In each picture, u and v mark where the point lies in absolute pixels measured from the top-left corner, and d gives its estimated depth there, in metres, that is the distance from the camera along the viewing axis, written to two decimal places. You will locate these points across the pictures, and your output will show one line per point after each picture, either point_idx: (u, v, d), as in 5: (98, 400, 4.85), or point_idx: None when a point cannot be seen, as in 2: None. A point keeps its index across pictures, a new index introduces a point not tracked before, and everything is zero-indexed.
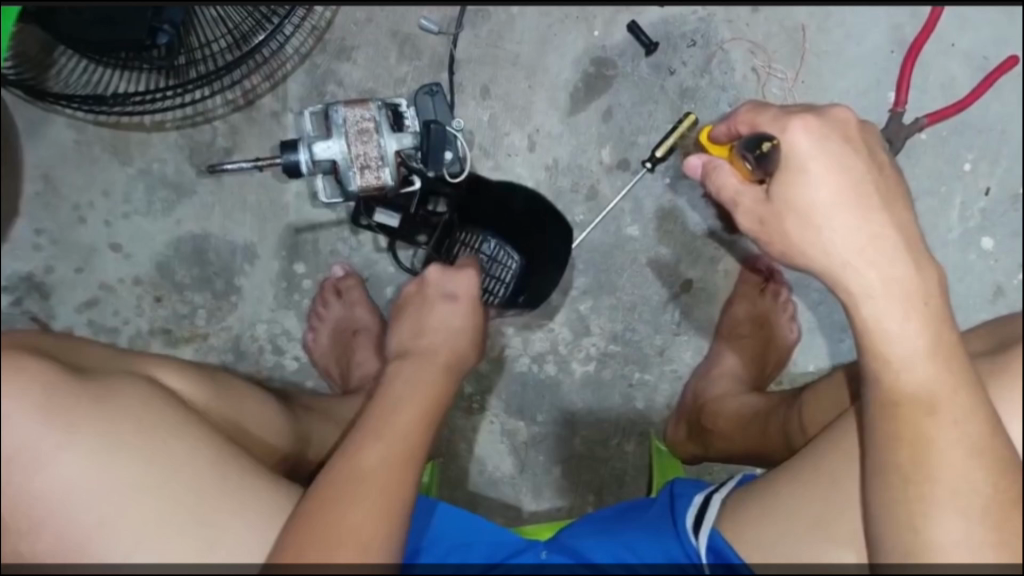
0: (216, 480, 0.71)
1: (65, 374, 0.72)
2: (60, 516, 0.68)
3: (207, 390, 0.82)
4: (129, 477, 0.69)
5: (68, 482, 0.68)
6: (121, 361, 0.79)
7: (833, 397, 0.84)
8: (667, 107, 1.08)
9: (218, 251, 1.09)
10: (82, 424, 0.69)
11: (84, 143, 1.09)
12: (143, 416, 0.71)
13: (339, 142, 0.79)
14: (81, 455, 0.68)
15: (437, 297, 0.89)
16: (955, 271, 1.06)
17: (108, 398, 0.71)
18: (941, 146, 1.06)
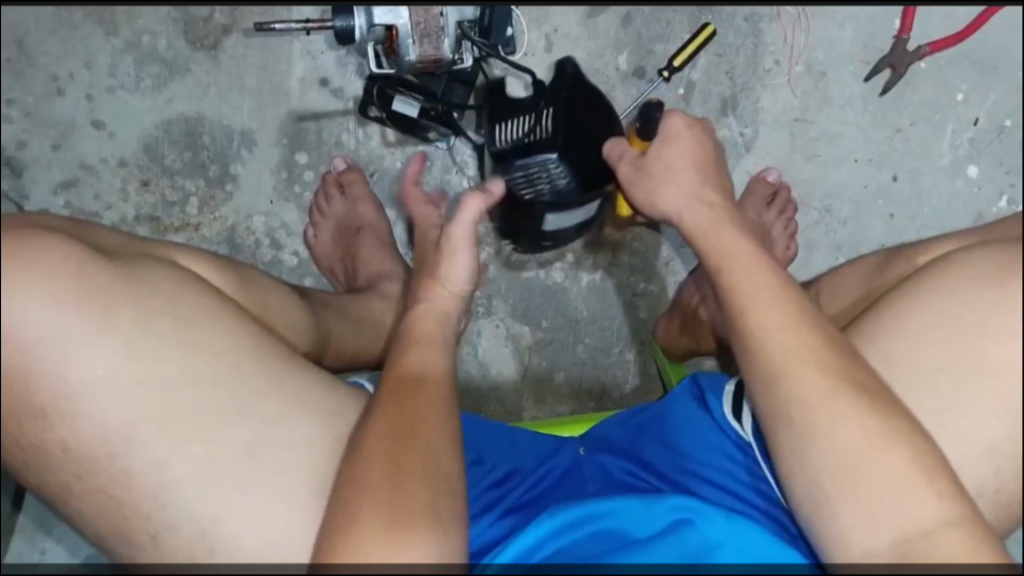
0: (257, 373, 0.70)
1: (92, 256, 0.69)
2: (94, 409, 0.65)
3: (230, 278, 0.80)
4: (172, 366, 0.67)
5: (102, 371, 0.65)
6: (134, 245, 0.76)
7: None
8: (686, 17, 1.07)
9: (213, 135, 1.02)
10: (117, 311, 0.66)
11: (66, 8, 1.00)
12: (174, 306, 0.69)
13: (400, 7, 0.80)
14: (118, 345, 0.66)
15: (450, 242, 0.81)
16: (942, 197, 1.11)
17: (140, 283, 0.69)
18: (939, 75, 1.10)
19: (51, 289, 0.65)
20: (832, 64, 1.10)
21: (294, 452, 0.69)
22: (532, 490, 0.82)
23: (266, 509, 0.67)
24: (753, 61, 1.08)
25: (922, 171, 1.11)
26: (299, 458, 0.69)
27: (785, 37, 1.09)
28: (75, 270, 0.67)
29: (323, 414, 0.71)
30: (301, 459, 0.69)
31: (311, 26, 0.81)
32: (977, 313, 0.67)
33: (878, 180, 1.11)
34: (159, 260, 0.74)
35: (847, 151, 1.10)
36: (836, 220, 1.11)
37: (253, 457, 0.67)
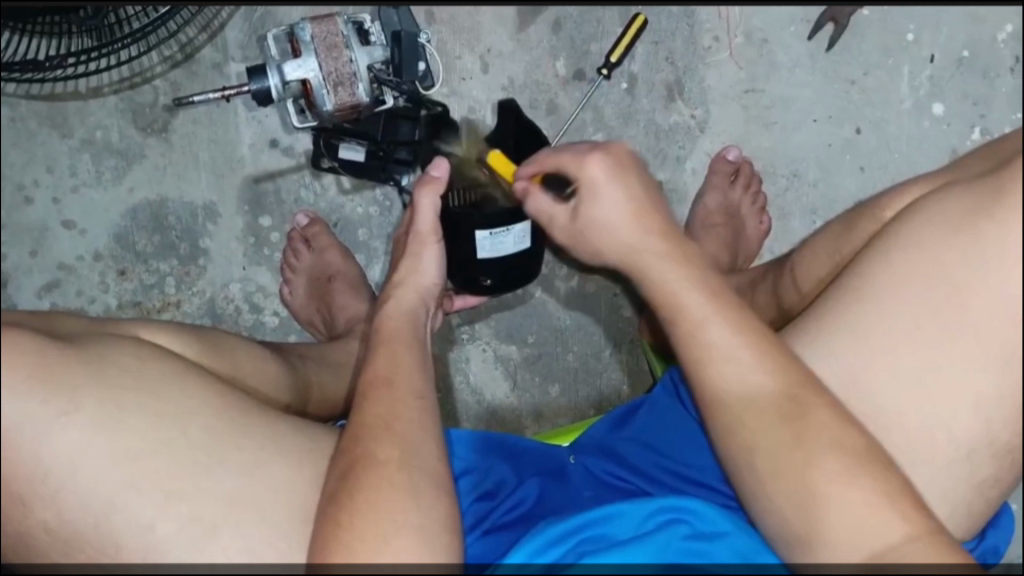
0: (231, 423, 0.72)
1: (55, 344, 0.70)
2: (77, 486, 0.67)
3: (198, 345, 0.80)
4: (144, 434, 0.69)
5: (76, 446, 0.67)
6: (101, 326, 0.77)
7: (827, 248, 0.86)
8: (616, 10, 1.06)
9: (178, 214, 1.05)
10: (85, 390, 0.68)
11: (19, 119, 1.04)
12: (141, 371, 0.71)
13: (309, 61, 0.82)
14: (86, 424, 0.67)
15: (417, 239, 0.85)
16: (911, 142, 1.08)
17: (101, 362, 0.70)
18: (885, 19, 1.07)
19: (13, 378, 0.67)
20: (772, 29, 1.08)
21: (284, 491, 0.72)
22: (523, 505, 0.82)
23: (266, 553, 0.70)
24: (691, 41, 1.07)
25: (886, 118, 1.08)
26: (286, 501, 0.71)
27: (720, 11, 1.07)
28: (37, 358, 0.68)
29: (306, 451, 0.75)
30: (286, 496, 0.72)
31: (228, 92, 0.83)
32: (946, 264, 0.67)
33: (841, 137, 1.08)
34: (122, 337, 0.75)
35: (804, 113, 1.08)
36: (805, 184, 1.09)
37: (242, 502, 0.70)
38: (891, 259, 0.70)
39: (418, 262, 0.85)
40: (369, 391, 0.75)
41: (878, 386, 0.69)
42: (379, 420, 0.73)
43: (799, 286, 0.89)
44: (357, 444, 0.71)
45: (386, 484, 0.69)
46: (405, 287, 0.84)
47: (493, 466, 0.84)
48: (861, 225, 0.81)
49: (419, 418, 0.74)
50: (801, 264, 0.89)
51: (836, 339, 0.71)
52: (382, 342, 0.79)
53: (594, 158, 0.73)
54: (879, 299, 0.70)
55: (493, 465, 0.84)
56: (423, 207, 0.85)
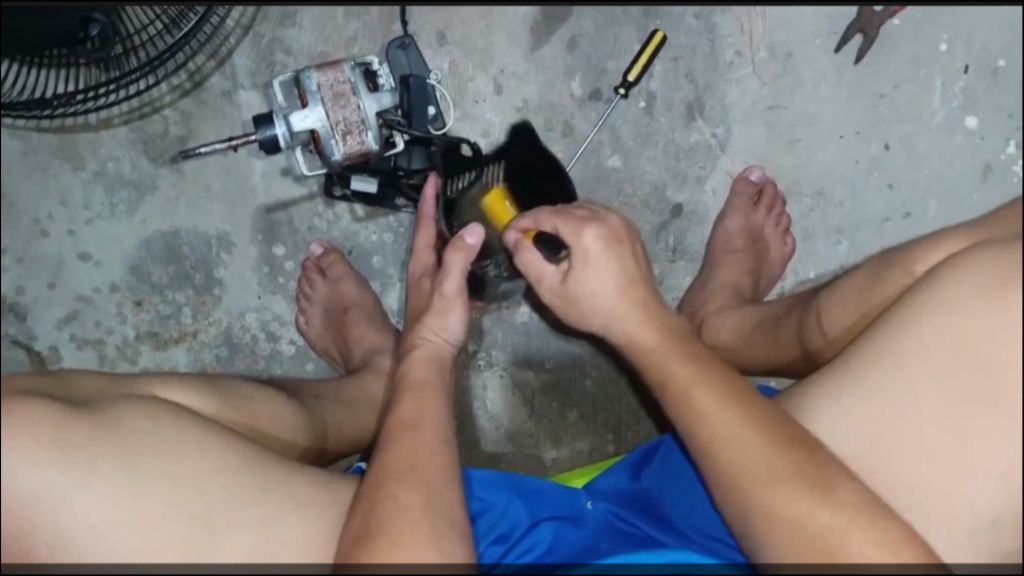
0: (246, 477, 0.73)
1: (68, 411, 0.71)
2: (95, 553, 0.68)
3: (215, 399, 0.82)
4: (164, 497, 0.70)
5: (93, 515, 0.68)
6: (115, 386, 0.79)
7: (851, 297, 0.84)
8: (633, 27, 1.03)
9: (191, 245, 1.05)
10: (99, 455, 0.69)
11: (32, 152, 1.04)
12: (155, 439, 0.72)
13: (316, 110, 0.81)
14: (105, 491, 0.68)
15: (452, 299, 0.84)
16: (943, 157, 1.04)
17: (115, 425, 0.71)
18: (916, 29, 1.02)
19: (33, 447, 0.68)
20: (796, 42, 1.03)
21: (298, 546, 0.72)
22: (535, 547, 0.82)
23: None
24: (712, 57, 1.04)
25: (917, 133, 1.04)
26: (301, 553, 0.72)
27: (741, 25, 1.03)
28: (54, 425, 0.69)
29: (320, 504, 0.75)
30: (305, 546, 0.72)
31: (236, 143, 0.82)
32: (977, 333, 0.65)
33: (869, 154, 1.04)
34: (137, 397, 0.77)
35: (830, 130, 1.04)
36: (831, 203, 1.05)
37: (260, 560, 0.71)
38: (919, 322, 0.68)
39: (446, 322, 0.83)
40: (397, 432, 0.74)
41: (897, 454, 0.68)
42: (405, 466, 0.72)
43: (825, 330, 0.87)
44: (380, 486, 0.71)
45: (410, 530, 0.68)
46: (427, 341, 0.83)
47: (507, 505, 0.84)
48: (891, 275, 0.80)
49: (443, 462, 0.73)
50: (826, 304, 0.87)
51: (855, 403, 0.70)
52: (409, 388, 0.78)
53: (573, 233, 0.77)
54: (906, 362, 0.68)
55: (509, 504, 0.84)
56: (454, 271, 0.83)
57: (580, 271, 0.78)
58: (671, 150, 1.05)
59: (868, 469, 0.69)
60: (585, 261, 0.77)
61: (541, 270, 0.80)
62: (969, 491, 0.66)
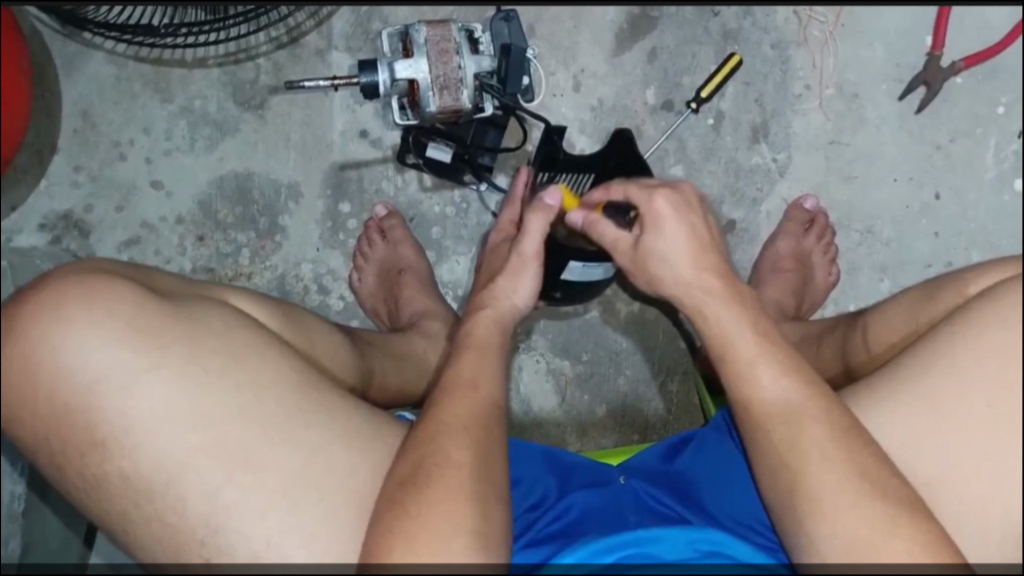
0: (301, 401, 0.72)
1: (148, 298, 0.71)
2: (151, 444, 0.67)
3: (277, 319, 0.83)
4: (223, 401, 0.69)
5: (156, 405, 0.67)
6: (190, 288, 0.79)
7: (900, 317, 0.88)
8: (712, 47, 1.09)
9: (262, 189, 1.08)
10: (172, 346, 0.69)
11: (125, 80, 1.08)
12: (224, 340, 0.72)
13: (420, 62, 0.85)
14: (173, 382, 0.68)
15: (531, 260, 0.84)
16: (989, 214, 1.09)
17: (191, 320, 0.72)
18: (977, 89, 1.08)
19: (113, 326, 0.68)
20: (864, 84, 1.09)
21: (346, 481, 0.71)
22: (568, 515, 0.83)
23: (314, 533, 0.69)
24: (783, 86, 1.09)
25: (967, 187, 1.09)
26: (343, 484, 0.71)
27: (814, 61, 1.09)
28: (132, 310, 0.69)
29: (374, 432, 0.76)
30: (349, 474, 0.72)
31: (338, 83, 0.86)
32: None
33: (920, 199, 1.09)
34: (211, 301, 0.77)
35: (886, 171, 1.09)
36: (878, 241, 1.09)
37: (301, 484, 0.69)
38: (969, 337, 0.71)
39: (518, 286, 0.84)
40: (453, 389, 0.75)
41: (938, 459, 0.70)
42: (456, 421, 0.73)
43: (869, 346, 0.90)
44: (431, 439, 0.71)
45: (453, 484, 0.69)
46: (486, 295, 0.85)
47: (540, 474, 0.86)
48: (945, 292, 0.83)
49: (491, 427, 0.73)
50: (874, 324, 0.91)
51: (895, 412, 0.72)
52: (471, 347, 0.79)
53: (687, 185, 0.79)
54: (954, 373, 0.71)
55: (541, 475, 0.86)
56: (532, 230, 0.84)
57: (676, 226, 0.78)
58: (732, 168, 1.09)
59: (912, 471, 0.71)
60: (653, 228, 0.78)
61: (618, 238, 0.81)
62: (1005, 496, 0.68)
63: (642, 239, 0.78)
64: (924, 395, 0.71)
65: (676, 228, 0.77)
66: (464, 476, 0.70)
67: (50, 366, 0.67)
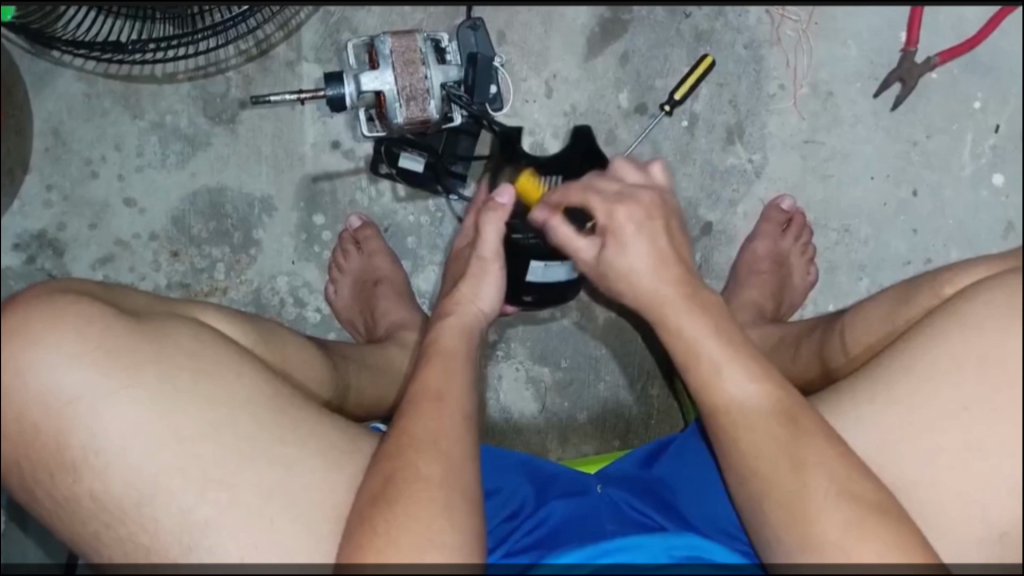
0: (275, 415, 0.70)
1: (117, 316, 0.69)
2: (121, 463, 0.65)
3: (251, 334, 0.81)
4: (194, 417, 0.67)
5: (125, 424, 0.65)
6: (163, 304, 0.77)
7: (877, 315, 0.87)
8: (684, 49, 1.08)
9: (235, 203, 1.08)
10: (143, 364, 0.67)
11: (95, 97, 1.07)
12: (195, 357, 0.70)
13: (386, 73, 0.84)
14: (141, 399, 0.66)
15: (491, 260, 0.84)
16: (968, 210, 1.08)
17: (161, 337, 0.70)
18: (952, 85, 1.07)
19: (81, 346, 0.66)
20: (838, 83, 1.08)
21: (318, 491, 0.69)
22: (544, 524, 0.82)
23: (290, 548, 0.67)
24: (756, 86, 1.08)
25: (944, 184, 1.08)
26: (317, 500, 0.69)
27: (787, 60, 1.08)
28: (100, 329, 0.68)
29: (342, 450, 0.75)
30: (320, 493, 0.69)
31: (304, 96, 0.86)
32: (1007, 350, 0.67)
33: (897, 197, 1.08)
34: (184, 318, 0.75)
35: (862, 170, 1.08)
36: (856, 240, 1.09)
37: (275, 503, 0.67)
38: (949, 337, 0.70)
39: (480, 289, 0.84)
40: (422, 403, 0.73)
41: (918, 462, 0.69)
42: (427, 437, 0.70)
43: (846, 348, 0.89)
44: (400, 453, 0.69)
45: (425, 498, 0.66)
46: (462, 305, 0.83)
47: (517, 483, 0.84)
48: (919, 291, 0.82)
49: (462, 437, 0.71)
50: (852, 324, 0.90)
51: (877, 415, 0.71)
52: (436, 356, 0.77)
53: (614, 212, 0.75)
54: (933, 376, 0.70)
55: (517, 484, 0.84)
56: (487, 231, 0.84)
57: (629, 250, 0.75)
58: (707, 170, 1.08)
59: (892, 475, 0.70)
60: (613, 238, 0.75)
61: (575, 246, 0.78)
62: (984, 498, 0.67)
63: (602, 252, 0.76)
64: (900, 399, 0.70)
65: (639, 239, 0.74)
66: (438, 492, 0.67)
67: (17, 386, 0.66)
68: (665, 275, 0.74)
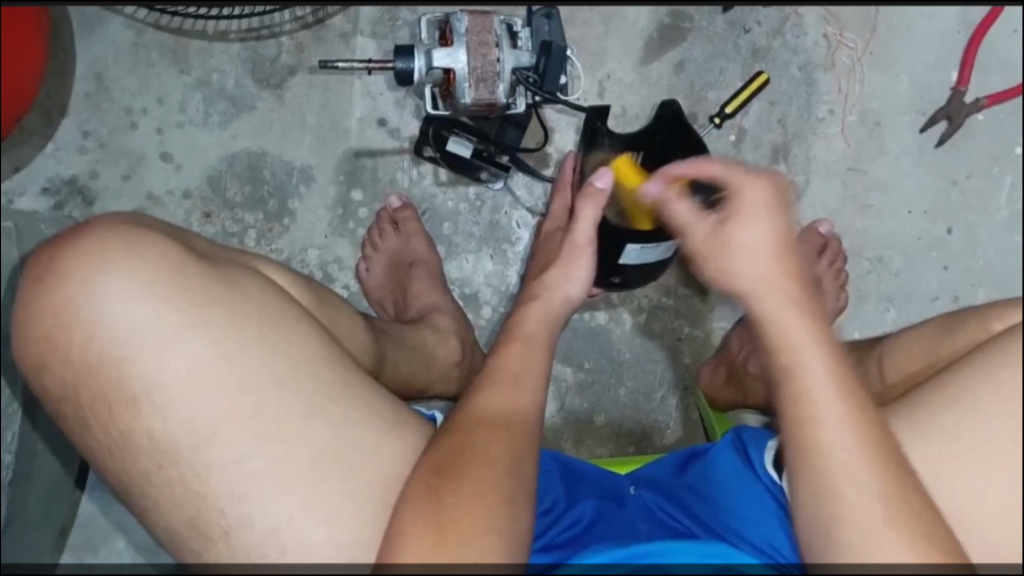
0: (338, 376, 0.68)
1: (189, 257, 0.67)
2: (183, 407, 0.63)
3: (307, 291, 0.79)
4: (260, 367, 0.65)
5: (191, 368, 0.63)
6: (225, 249, 0.74)
7: (921, 347, 0.87)
8: (739, 64, 1.08)
9: (274, 170, 1.06)
10: (213, 310, 0.65)
11: (142, 47, 1.05)
12: (263, 308, 0.67)
13: (460, 52, 0.83)
14: (209, 345, 0.63)
15: (582, 248, 0.86)
16: (998, 253, 1.09)
17: (232, 283, 0.67)
18: (998, 128, 1.08)
19: (152, 283, 0.63)
20: (887, 114, 1.09)
21: (367, 458, 0.67)
22: (578, 522, 0.81)
23: (339, 508, 0.65)
24: (807, 109, 1.09)
25: (978, 225, 1.09)
26: (367, 463, 0.67)
27: (839, 87, 1.09)
28: (171, 269, 0.65)
29: None
30: (371, 461, 0.67)
31: (372, 66, 0.85)
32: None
33: (932, 233, 1.09)
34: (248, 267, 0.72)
35: (901, 203, 1.09)
36: (888, 271, 1.09)
37: (329, 459, 0.65)
38: (1009, 364, 0.67)
39: (569, 274, 0.85)
40: (495, 380, 0.73)
41: (963, 488, 0.66)
42: (485, 417, 0.70)
43: (883, 374, 0.89)
44: (470, 429, 0.69)
45: (482, 478, 0.66)
46: (546, 293, 0.83)
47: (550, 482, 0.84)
48: (965, 328, 0.82)
49: (518, 421, 0.70)
50: (890, 354, 0.90)
51: (923, 435, 0.69)
52: (516, 341, 0.77)
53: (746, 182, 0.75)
54: (978, 405, 0.67)
55: (551, 484, 0.84)
56: (585, 215, 0.86)
57: (747, 226, 0.74)
58: None
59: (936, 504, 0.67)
60: (746, 212, 0.74)
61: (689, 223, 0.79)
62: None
63: (727, 226, 0.75)
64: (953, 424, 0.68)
65: (766, 218, 0.74)
66: (493, 475, 0.66)
67: (82, 312, 0.63)
68: (787, 272, 0.72)
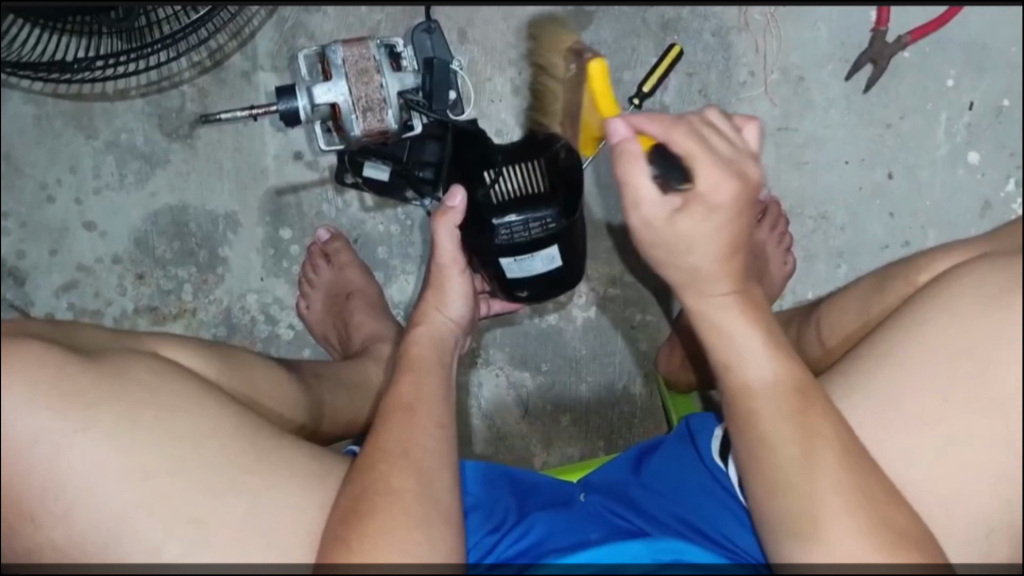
0: (247, 447, 0.68)
1: (72, 357, 0.66)
2: (86, 506, 0.63)
3: (217, 362, 0.78)
4: (159, 455, 0.65)
5: (89, 467, 0.63)
6: (120, 339, 0.74)
7: (853, 307, 0.85)
8: (651, 40, 1.06)
9: (199, 221, 1.05)
10: (101, 405, 0.64)
11: (45, 118, 1.03)
12: (157, 394, 0.67)
13: (340, 84, 0.81)
14: (102, 442, 0.63)
15: (450, 267, 0.83)
16: (945, 189, 1.06)
17: (122, 373, 0.67)
18: (924, 63, 1.04)
19: (35, 393, 0.63)
20: (809, 66, 1.06)
21: (293, 519, 0.67)
22: (528, 534, 0.79)
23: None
24: (726, 74, 1.06)
25: (921, 164, 1.06)
26: (290, 529, 0.67)
27: (756, 47, 1.06)
28: (54, 373, 0.64)
29: None
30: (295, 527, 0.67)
31: (256, 112, 0.81)
32: (978, 337, 0.63)
33: (872, 180, 1.07)
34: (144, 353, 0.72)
35: (836, 154, 1.07)
36: (833, 226, 1.07)
37: (247, 533, 0.65)
38: (929, 321, 0.65)
39: (446, 298, 0.82)
40: (391, 415, 0.71)
41: (898, 453, 0.64)
42: (402, 449, 0.68)
43: (823, 341, 0.87)
44: (372, 467, 0.68)
45: (397, 516, 0.65)
46: (429, 316, 0.82)
47: (496, 496, 0.83)
48: (895, 284, 0.80)
49: (440, 449, 0.70)
50: (828, 317, 0.88)
51: (859, 407, 0.66)
52: (409, 369, 0.75)
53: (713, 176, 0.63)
54: (904, 365, 0.65)
55: (499, 499, 0.83)
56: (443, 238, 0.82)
57: (693, 216, 0.64)
58: None
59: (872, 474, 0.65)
60: (706, 206, 0.63)
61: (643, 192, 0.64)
62: (965, 497, 0.62)
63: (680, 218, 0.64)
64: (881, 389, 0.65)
65: (720, 220, 0.64)
66: (413, 505, 0.66)
67: None
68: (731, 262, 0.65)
